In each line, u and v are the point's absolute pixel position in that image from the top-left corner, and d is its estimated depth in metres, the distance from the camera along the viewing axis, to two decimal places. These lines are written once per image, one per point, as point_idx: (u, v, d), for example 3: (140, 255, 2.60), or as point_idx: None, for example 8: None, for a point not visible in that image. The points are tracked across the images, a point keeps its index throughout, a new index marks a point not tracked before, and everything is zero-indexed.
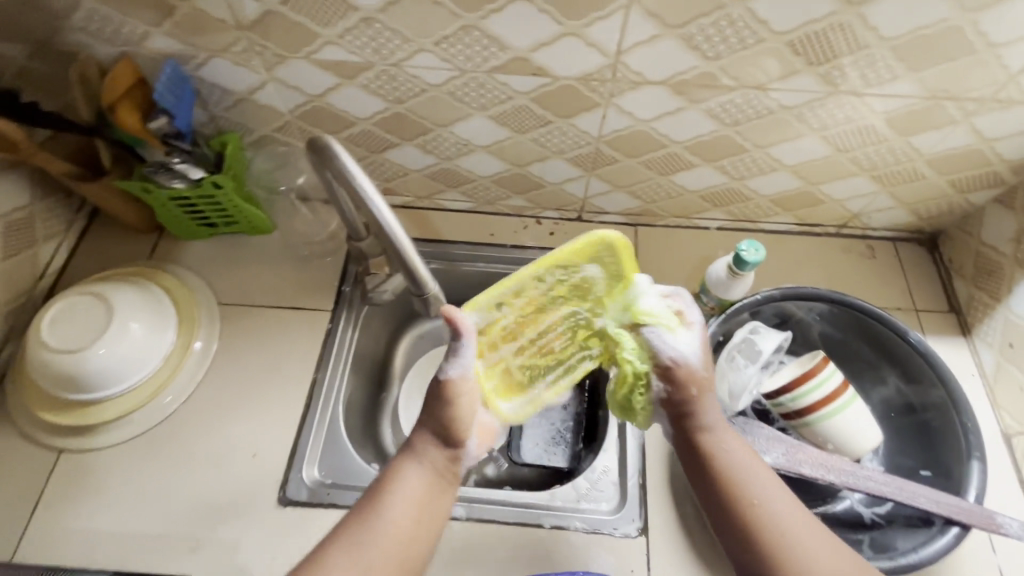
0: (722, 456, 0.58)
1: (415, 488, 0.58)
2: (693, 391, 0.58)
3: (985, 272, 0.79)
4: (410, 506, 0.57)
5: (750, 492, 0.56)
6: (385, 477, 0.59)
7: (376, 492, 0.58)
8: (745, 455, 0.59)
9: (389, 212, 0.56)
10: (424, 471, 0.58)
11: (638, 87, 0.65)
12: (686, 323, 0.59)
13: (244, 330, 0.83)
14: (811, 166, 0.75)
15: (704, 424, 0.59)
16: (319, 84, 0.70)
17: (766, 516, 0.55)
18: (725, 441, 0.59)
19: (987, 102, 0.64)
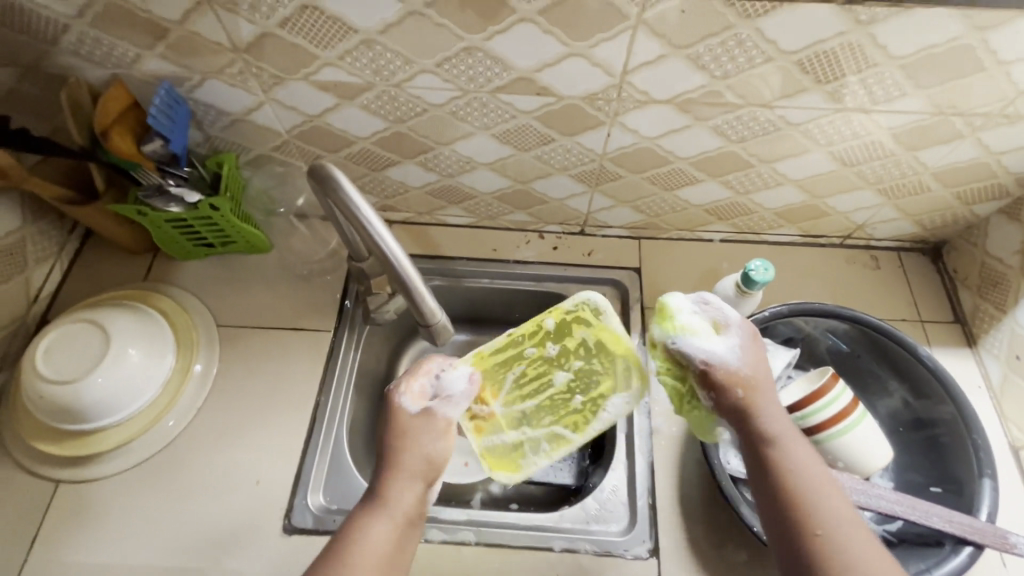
0: (787, 467, 0.52)
1: (389, 524, 0.54)
2: (741, 394, 0.55)
3: (990, 283, 0.79)
4: (384, 543, 0.53)
5: (817, 510, 0.50)
6: (347, 532, 0.54)
7: (337, 549, 0.53)
8: (814, 468, 0.53)
9: (392, 240, 0.54)
10: (390, 521, 0.54)
11: (644, 105, 0.64)
12: (716, 324, 0.58)
13: (245, 353, 0.81)
14: (817, 180, 0.74)
15: (765, 432, 0.54)
16: (318, 105, 0.68)
17: (831, 537, 0.49)
18: (790, 451, 0.53)
19: (994, 117, 0.64)
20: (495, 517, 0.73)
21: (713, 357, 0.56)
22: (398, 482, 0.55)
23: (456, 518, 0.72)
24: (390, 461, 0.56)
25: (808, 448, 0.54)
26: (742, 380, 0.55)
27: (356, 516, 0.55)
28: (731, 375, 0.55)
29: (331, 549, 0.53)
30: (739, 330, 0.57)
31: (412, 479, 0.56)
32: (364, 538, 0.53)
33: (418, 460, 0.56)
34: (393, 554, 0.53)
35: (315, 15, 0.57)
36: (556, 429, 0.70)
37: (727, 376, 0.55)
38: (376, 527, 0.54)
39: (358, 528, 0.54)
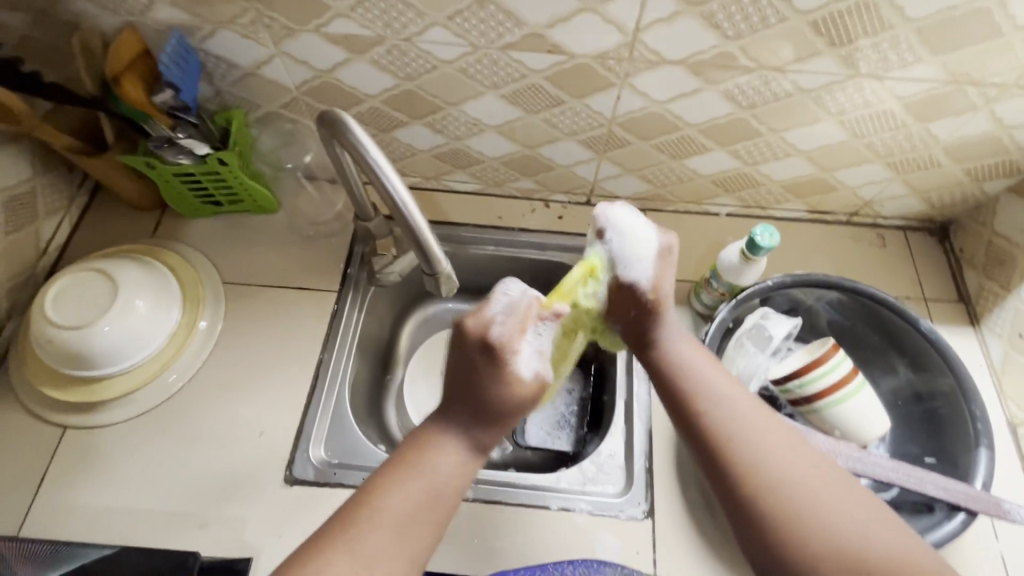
0: (676, 363, 0.58)
1: (467, 450, 0.52)
2: (648, 305, 0.59)
3: (995, 262, 0.79)
4: (456, 469, 0.51)
5: (709, 395, 0.55)
6: (416, 445, 0.52)
7: (403, 458, 0.51)
8: (703, 362, 0.59)
9: (400, 184, 0.54)
10: (462, 444, 0.52)
11: (655, 67, 0.64)
12: (647, 236, 0.60)
13: (250, 309, 0.82)
14: (826, 151, 0.74)
15: (656, 336, 0.60)
16: (328, 59, 0.68)
17: (729, 412, 0.54)
18: (679, 349, 0.59)
19: (1008, 88, 0.63)
20: (494, 477, 0.74)
21: (632, 271, 0.59)
22: (476, 410, 0.52)
23: None
24: (478, 393, 0.52)
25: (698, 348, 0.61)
26: (653, 293, 0.58)
27: (426, 434, 0.52)
28: (642, 287, 0.58)
29: (396, 463, 0.51)
30: (658, 245, 0.59)
31: (494, 414, 0.53)
32: (432, 454, 0.51)
33: (503, 401, 0.52)
34: (465, 478, 0.51)
35: None
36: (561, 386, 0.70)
37: (640, 289, 0.58)
38: (447, 446, 0.51)
39: (433, 448, 0.51)
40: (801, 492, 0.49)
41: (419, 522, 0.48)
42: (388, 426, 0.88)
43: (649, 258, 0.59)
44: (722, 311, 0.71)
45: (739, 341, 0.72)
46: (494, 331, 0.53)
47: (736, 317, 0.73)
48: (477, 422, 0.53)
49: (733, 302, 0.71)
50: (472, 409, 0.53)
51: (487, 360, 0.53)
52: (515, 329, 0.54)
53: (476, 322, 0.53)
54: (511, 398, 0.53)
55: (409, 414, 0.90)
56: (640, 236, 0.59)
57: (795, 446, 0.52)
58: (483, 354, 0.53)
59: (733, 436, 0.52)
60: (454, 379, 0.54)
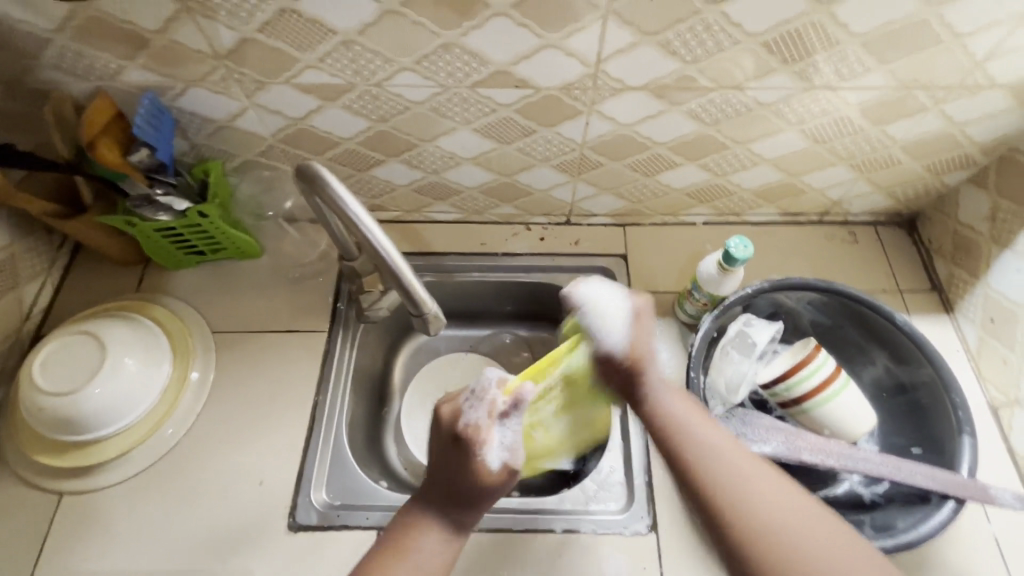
0: (668, 419, 0.58)
1: (444, 531, 0.56)
2: (626, 365, 0.59)
3: (963, 251, 0.81)
4: (439, 554, 0.56)
5: (697, 452, 0.54)
6: (403, 532, 0.56)
7: (393, 544, 0.56)
8: (692, 416, 0.58)
9: (382, 235, 0.55)
10: (444, 531, 0.56)
11: (620, 93, 0.66)
12: (619, 307, 0.61)
13: (241, 357, 0.82)
14: (790, 158, 0.77)
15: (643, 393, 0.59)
16: (301, 107, 0.69)
17: (717, 470, 0.53)
18: (670, 402, 0.59)
19: (955, 89, 0.66)
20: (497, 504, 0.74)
21: (605, 337, 0.60)
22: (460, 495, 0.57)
23: None
24: (459, 479, 0.58)
25: (687, 399, 0.60)
26: (627, 357, 0.59)
27: (413, 521, 0.57)
28: (616, 351, 0.60)
29: (384, 552, 0.55)
30: (629, 312, 0.61)
31: (473, 498, 0.58)
32: (418, 542, 0.55)
33: (478, 485, 0.58)
34: (447, 561, 0.56)
35: (292, 18, 0.58)
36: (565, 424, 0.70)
37: (614, 352, 0.60)
38: (431, 534, 0.56)
39: (417, 534, 0.56)
40: (795, 543, 0.48)
41: None
42: (389, 458, 0.90)
43: (619, 323, 0.60)
44: (706, 321, 0.72)
45: (724, 349, 0.74)
46: (467, 417, 0.61)
47: (720, 326, 0.75)
48: (458, 506, 0.58)
49: (717, 312, 0.72)
50: (452, 490, 0.58)
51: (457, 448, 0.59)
52: (487, 414, 0.61)
53: (448, 411, 0.61)
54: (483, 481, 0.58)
55: (409, 445, 0.92)
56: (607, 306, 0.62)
57: (786, 492, 0.52)
58: (456, 441, 0.60)
59: (727, 495, 0.51)
60: (433, 467, 0.60)
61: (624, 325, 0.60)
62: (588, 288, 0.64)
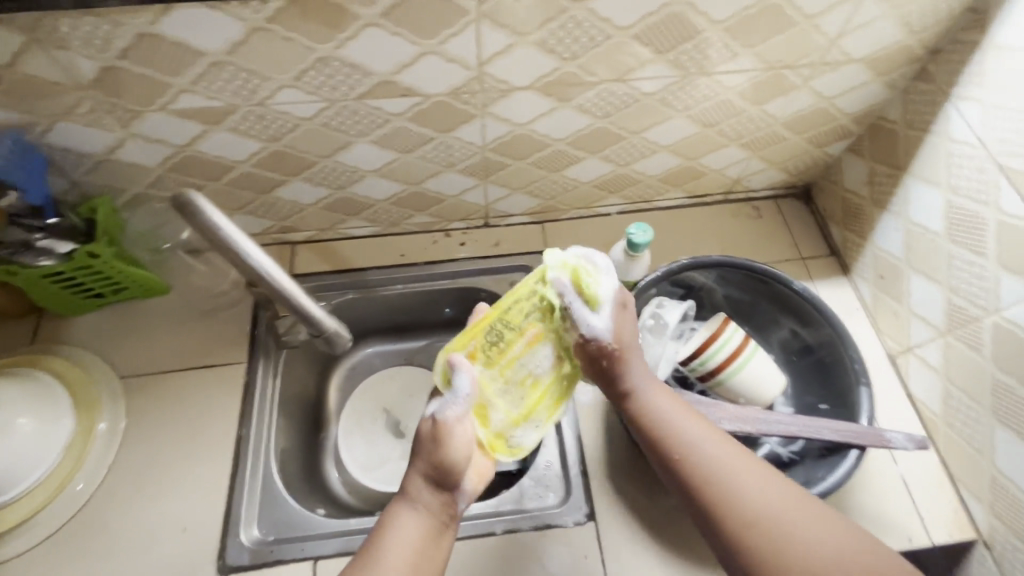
0: (652, 415, 0.61)
1: (423, 520, 0.56)
2: (613, 353, 0.60)
3: (851, 215, 0.87)
4: (418, 533, 0.56)
5: (679, 439, 0.58)
6: (381, 523, 0.57)
7: (373, 538, 0.56)
8: (676, 414, 0.61)
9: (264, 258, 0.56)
10: (420, 516, 0.57)
11: (509, 94, 0.67)
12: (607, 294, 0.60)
13: (153, 401, 0.78)
14: (685, 143, 0.80)
15: (628, 389, 0.62)
16: (184, 133, 0.67)
17: (697, 456, 0.57)
18: (653, 400, 0.62)
19: (818, 66, 0.70)
20: None
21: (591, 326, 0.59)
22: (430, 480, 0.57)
23: None
24: (430, 465, 0.57)
25: (672, 395, 0.63)
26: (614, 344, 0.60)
27: (389, 514, 0.57)
28: (600, 340, 0.59)
29: (366, 548, 0.56)
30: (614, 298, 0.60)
31: (446, 481, 0.57)
32: (396, 530, 0.56)
33: (449, 464, 0.57)
34: (431, 541, 0.56)
35: (154, 43, 0.56)
36: (531, 411, 0.62)
37: (598, 341, 0.59)
38: (408, 521, 0.56)
39: (394, 524, 0.56)
40: (774, 527, 0.51)
41: None
42: (330, 484, 0.88)
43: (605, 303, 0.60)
44: None
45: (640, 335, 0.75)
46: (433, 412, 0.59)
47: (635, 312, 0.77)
48: (433, 489, 0.57)
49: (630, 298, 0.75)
50: (424, 477, 0.57)
51: (424, 433, 0.58)
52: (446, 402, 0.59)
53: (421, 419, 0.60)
54: (456, 454, 0.57)
55: (348, 467, 0.90)
56: (592, 288, 0.59)
57: (768, 480, 0.54)
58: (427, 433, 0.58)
59: (698, 478, 0.55)
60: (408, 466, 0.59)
61: (602, 332, 0.59)
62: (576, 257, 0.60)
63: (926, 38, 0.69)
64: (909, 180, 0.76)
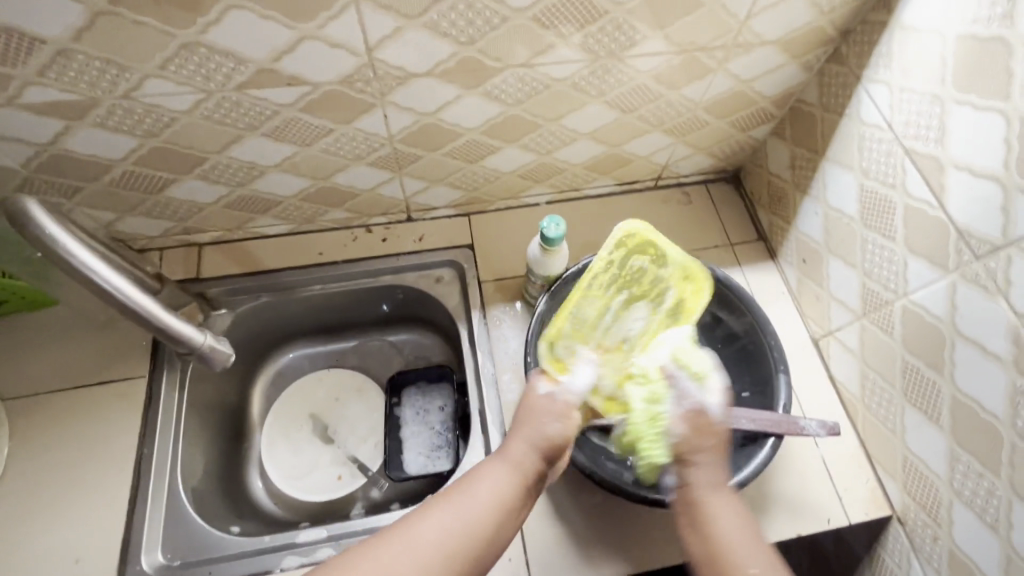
0: (713, 525, 0.51)
1: (514, 484, 0.55)
2: (711, 444, 0.53)
3: (776, 199, 0.87)
4: (504, 492, 0.54)
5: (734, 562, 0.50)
6: (472, 475, 0.56)
7: (462, 485, 0.55)
8: (741, 532, 0.51)
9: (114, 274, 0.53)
10: (514, 478, 0.55)
11: (407, 81, 0.62)
12: (713, 377, 0.58)
13: (41, 422, 0.71)
14: (605, 130, 0.77)
15: (696, 488, 0.52)
16: (44, 131, 0.60)
17: None
18: (719, 509, 0.52)
19: (732, 48, 0.69)
20: (356, 524, 0.71)
21: (702, 404, 0.55)
22: (536, 444, 0.56)
23: (314, 537, 0.69)
24: (539, 433, 0.56)
25: (739, 507, 0.53)
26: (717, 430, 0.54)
27: (483, 467, 0.56)
28: (711, 419, 0.54)
29: (454, 491, 0.54)
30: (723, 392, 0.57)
31: (549, 451, 0.56)
32: (487, 483, 0.54)
33: (560, 437, 0.56)
34: (516, 506, 0.54)
35: None
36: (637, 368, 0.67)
37: (704, 416, 0.54)
38: (501, 479, 0.55)
39: (486, 479, 0.55)
40: None
41: (468, 549, 0.51)
42: (255, 494, 0.84)
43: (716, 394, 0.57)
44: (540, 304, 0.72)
45: None
46: (541, 389, 0.59)
47: None
48: (536, 455, 0.56)
49: (550, 294, 0.73)
50: (530, 442, 0.56)
51: (555, 400, 0.58)
52: (551, 387, 0.60)
53: (529, 388, 0.60)
54: (561, 427, 0.57)
55: (273, 477, 0.86)
56: (696, 366, 0.58)
57: None
58: (540, 403, 0.58)
59: None
60: (514, 425, 0.59)
61: (711, 408, 0.55)
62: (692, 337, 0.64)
63: (838, 18, 0.68)
64: (827, 164, 0.75)
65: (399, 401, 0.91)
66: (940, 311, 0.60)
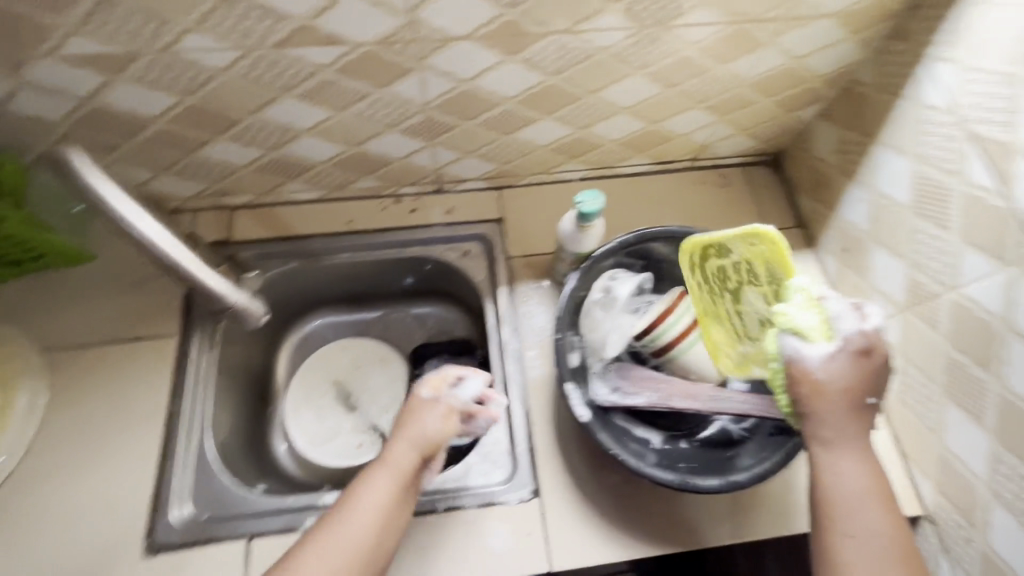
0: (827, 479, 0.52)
1: (396, 487, 0.58)
2: (826, 398, 0.51)
3: (820, 184, 0.83)
4: (387, 499, 0.57)
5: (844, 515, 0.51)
6: (354, 486, 0.59)
7: (346, 499, 0.58)
8: (858, 486, 0.51)
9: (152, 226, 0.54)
10: (395, 482, 0.58)
11: (447, 45, 0.61)
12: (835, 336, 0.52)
13: (76, 374, 0.73)
14: (646, 105, 0.75)
15: (814, 439, 0.52)
16: (84, 84, 0.60)
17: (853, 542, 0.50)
18: (837, 463, 0.52)
19: (789, 21, 0.65)
20: None
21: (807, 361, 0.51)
22: (411, 448, 0.60)
23: None
24: (414, 435, 0.60)
25: (863, 462, 0.52)
26: (835, 388, 0.51)
27: (365, 477, 0.59)
28: (815, 378, 0.51)
29: (341, 507, 0.57)
30: (853, 346, 0.51)
31: (424, 450, 0.60)
32: (369, 492, 0.57)
33: (435, 435, 0.60)
34: (400, 508, 0.58)
35: None
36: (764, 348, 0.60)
37: (808, 375, 0.51)
38: (384, 485, 0.58)
39: (368, 489, 0.57)
40: None
41: (358, 556, 0.54)
42: (278, 458, 0.86)
43: (824, 349, 0.51)
44: (570, 283, 0.72)
45: (589, 310, 0.72)
46: (427, 394, 0.63)
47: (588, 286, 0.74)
48: (413, 456, 0.59)
49: (581, 271, 0.72)
50: (407, 445, 0.60)
51: (429, 406, 0.62)
52: (434, 395, 0.63)
53: (419, 391, 0.64)
54: (438, 426, 0.61)
55: (297, 441, 0.87)
56: (807, 326, 0.51)
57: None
58: (416, 412, 0.62)
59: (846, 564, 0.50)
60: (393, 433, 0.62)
61: (821, 367, 0.51)
62: (823, 292, 0.53)
63: None
64: (880, 149, 0.72)
65: (421, 372, 0.91)
66: (994, 306, 0.57)
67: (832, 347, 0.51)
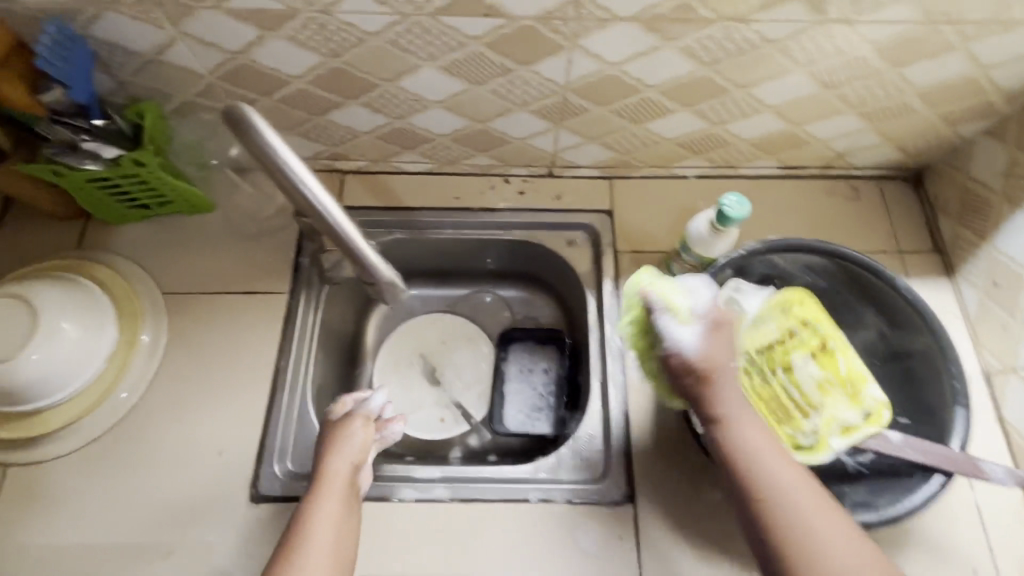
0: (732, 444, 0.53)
1: (342, 503, 0.58)
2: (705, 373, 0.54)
3: (971, 209, 0.76)
4: (339, 515, 0.57)
5: (765, 478, 0.50)
6: (299, 516, 0.57)
7: (296, 530, 0.56)
8: (763, 442, 0.52)
9: (317, 185, 0.55)
10: (337, 497, 0.59)
11: (608, 25, 0.58)
12: (692, 310, 0.56)
13: (194, 319, 0.76)
14: (795, 105, 0.69)
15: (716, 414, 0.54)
16: (238, 38, 0.61)
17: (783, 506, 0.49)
18: (743, 430, 0.53)
19: (987, 25, 0.59)
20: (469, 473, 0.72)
21: (680, 340, 0.55)
22: (351, 464, 0.62)
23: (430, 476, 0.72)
24: (340, 450, 0.62)
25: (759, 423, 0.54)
26: (704, 362, 0.54)
27: (306, 506, 0.58)
28: (693, 355, 0.55)
29: (291, 537, 0.55)
30: (709, 321, 0.56)
31: (358, 463, 0.62)
32: (319, 513, 0.57)
33: (363, 446, 0.63)
34: (352, 521, 0.58)
35: None
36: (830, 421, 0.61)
37: (688, 356, 0.55)
38: (329, 504, 0.58)
39: (313, 515, 0.57)
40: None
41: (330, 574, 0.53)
42: None
43: (690, 329, 0.55)
44: None
45: None
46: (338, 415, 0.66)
47: None
48: (350, 469, 0.61)
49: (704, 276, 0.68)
50: (341, 459, 0.61)
51: (347, 424, 0.64)
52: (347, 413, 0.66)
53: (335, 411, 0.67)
54: (363, 437, 0.64)
55: None
56: (679, 304, 0.57)
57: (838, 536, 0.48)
58: (333, 433, 0.64)
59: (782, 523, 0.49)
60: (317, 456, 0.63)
61: (701, 341, 0.55)
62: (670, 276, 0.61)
63: None
64: None
65: (505, 355, 0.90)
66: None
67: (694, 327, 0.55)
